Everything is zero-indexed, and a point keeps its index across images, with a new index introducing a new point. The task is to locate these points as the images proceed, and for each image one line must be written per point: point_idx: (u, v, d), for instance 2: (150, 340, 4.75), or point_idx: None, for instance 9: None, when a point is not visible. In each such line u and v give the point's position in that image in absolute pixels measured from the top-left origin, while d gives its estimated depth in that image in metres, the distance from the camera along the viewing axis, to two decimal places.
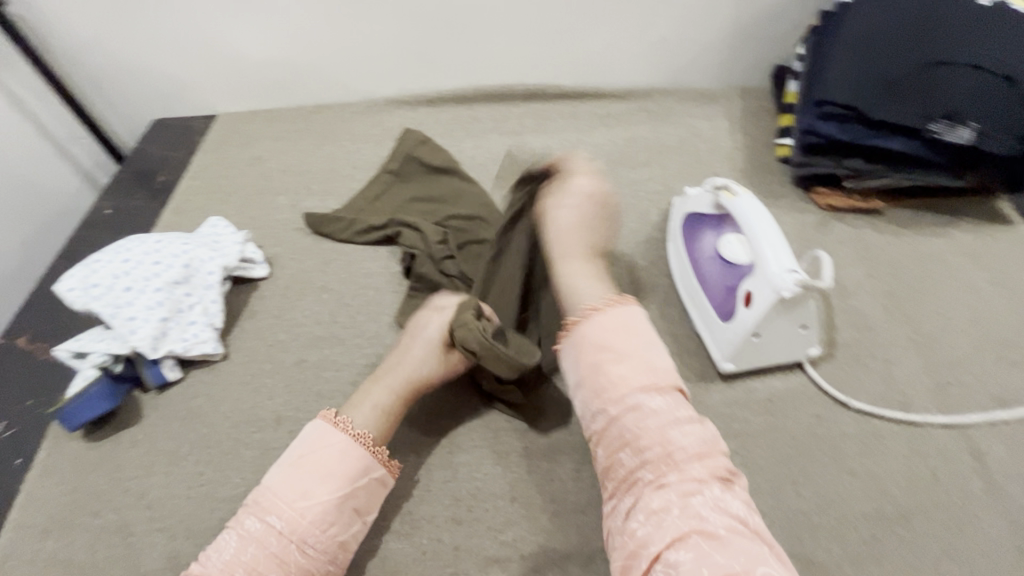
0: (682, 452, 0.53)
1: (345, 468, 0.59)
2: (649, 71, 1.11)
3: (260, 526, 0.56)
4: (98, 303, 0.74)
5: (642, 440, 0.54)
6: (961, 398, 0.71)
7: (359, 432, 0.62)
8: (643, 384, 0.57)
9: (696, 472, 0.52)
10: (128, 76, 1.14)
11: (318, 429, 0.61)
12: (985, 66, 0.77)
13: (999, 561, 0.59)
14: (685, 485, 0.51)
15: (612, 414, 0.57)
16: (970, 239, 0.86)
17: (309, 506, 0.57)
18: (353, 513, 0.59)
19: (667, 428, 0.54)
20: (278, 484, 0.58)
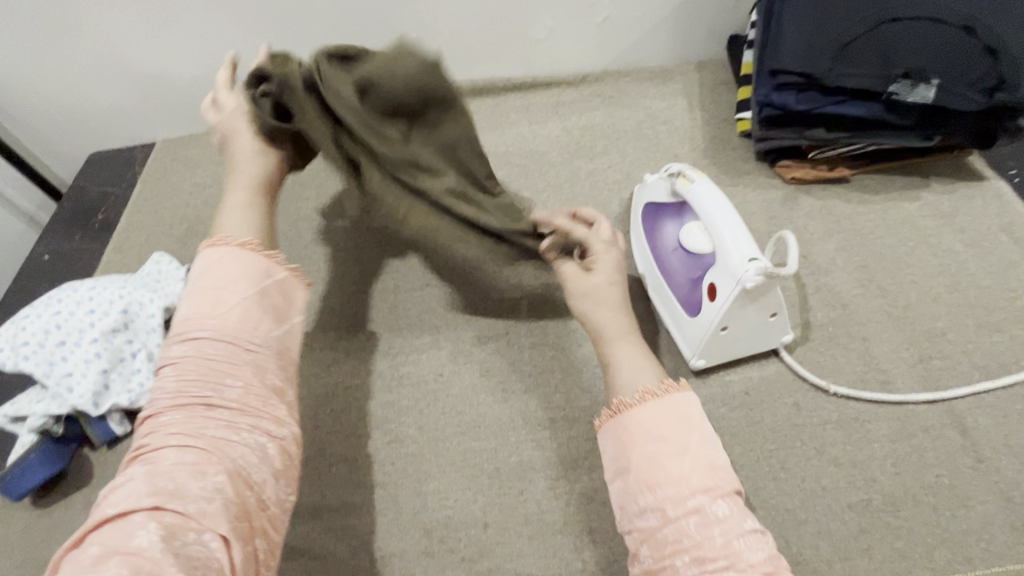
0: (703, 494, 0.48)
1: (242, 272, 0.57)
2: (600, 53, 1.06)
3: (185, 347, 0.53)
4: (30, 362, 0.70)
5: (664, 489, 0.49)
6: (944, 371, 0.68)
7: (243, 240, 0.60)
8: (661, 429, 0.52)
9: (721, 514, 0.47)
10: (54, 114, 1.08)
11: (206, 257, 0.58)
12: (942, 19, 0.73)
13: (992, 542, 0.57)
14: (711, 531, 0.47)
15: (635, 465, 0.52)
16: (942, 199, 0.82)
17: (228, 312, 0.54)
18: (272, 313, 0.57)
19: (689, 474, 0.49)
20: (190, 310, 0.55)
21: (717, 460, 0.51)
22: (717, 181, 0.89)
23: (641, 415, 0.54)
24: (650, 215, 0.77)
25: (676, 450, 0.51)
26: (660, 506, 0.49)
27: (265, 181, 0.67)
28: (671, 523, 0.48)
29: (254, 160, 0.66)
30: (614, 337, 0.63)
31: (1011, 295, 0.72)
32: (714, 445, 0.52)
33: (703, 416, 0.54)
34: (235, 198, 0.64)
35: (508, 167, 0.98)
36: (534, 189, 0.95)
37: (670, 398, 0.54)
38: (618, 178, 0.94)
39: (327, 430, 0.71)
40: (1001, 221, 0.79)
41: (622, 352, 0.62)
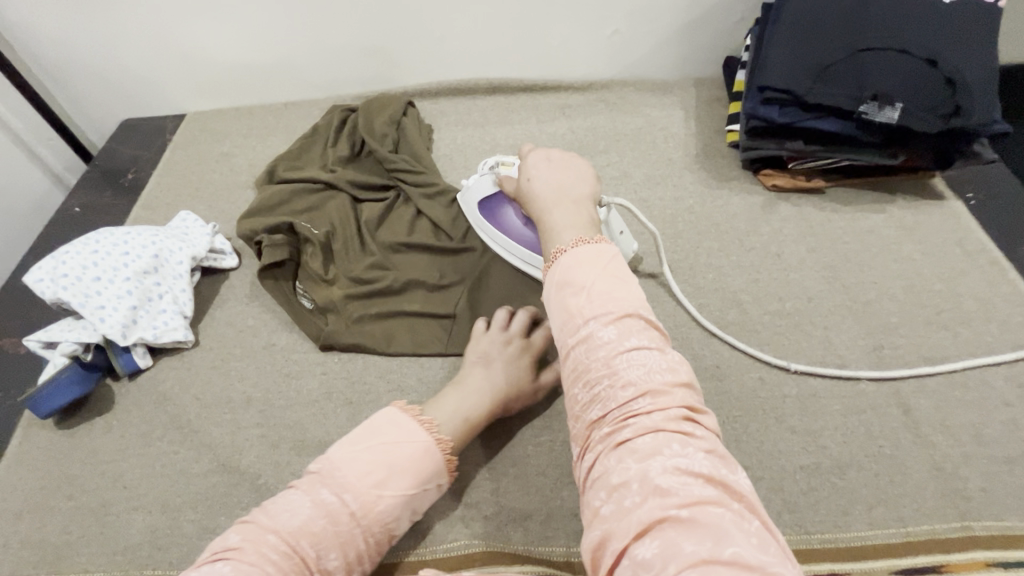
0: (596, 321, 0.48)
1: (422, 468, 0.58)
2: (606, 62, 1.15)
3: (338, 502, 0.54)
4: (68, 293, 0.76)
5: (565, 324, 0.50)
6: (893, 358, 0.76)
7: (441, 437, 0.61)
8: (567, 274, 0.52)
9: (611, 340, 0.47)
10: (95, 79, 1.16)
11: (398, 417, 0.60)
12: (909, 50, 0.82)
13: (924, 503, 0.64)
14: (598, 359, 0.47)
15: (553, 310, 0.52)
16: (905, 213, 0.91)
17: (383, 497, 0.56)
18: (410, 512, 0.59)
19: (584, 308, 0.49)
20: (357, 463, 0.56)
21: (625, 320, 0.48)
22: (706, 184, 0.98)
23: (561, 261, 0.54)
24: (482, 207, 0.86)
25: (580, 290, 0.51)
26: (564, 339, 0.50)
27: (502, 396, 0.69)
28: (571, 358, 0.49)
29: (500, 377, 0.70)
30: (545, 205, 0.63)
31: (957, 300, 0.81)
32: (623, 297, 0.50)
33: (612, 266, 0.52)
34: (468, 411, 0.66)
35: None
36: None
37: (579, 250, 0.54)
38: (616, 175, 1.02)
39: (333, 375, 0.79)
40: (955, 235, 0.88)
41: (557, 221, 0.60)
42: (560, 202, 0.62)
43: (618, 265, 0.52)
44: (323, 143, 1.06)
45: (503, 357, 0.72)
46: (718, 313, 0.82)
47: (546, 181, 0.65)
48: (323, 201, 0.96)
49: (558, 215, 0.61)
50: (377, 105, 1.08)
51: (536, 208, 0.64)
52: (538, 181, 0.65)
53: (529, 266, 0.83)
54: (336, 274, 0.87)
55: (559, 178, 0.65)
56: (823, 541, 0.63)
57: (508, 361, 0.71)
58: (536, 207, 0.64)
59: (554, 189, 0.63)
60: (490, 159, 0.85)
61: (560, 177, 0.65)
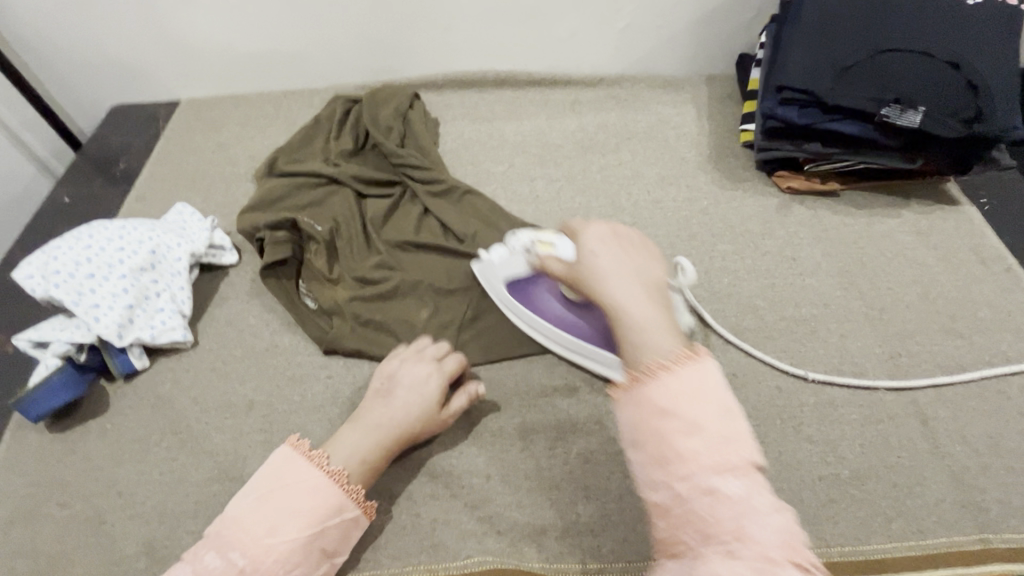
0: (714, 472, 0.42)
1: (315, 506, 0.58)
2: (618, 57, 1.12)
3: (222, 564, 0.54)
4: (59, 291, 0.73)
5: (672, 466, 0.43)
6: (910, 367, 0.75)
7: (335, 469, 0.61)
8: (675, 402, 0.44)
9: (737, 498, 0.41)
10: (83, 63, 1.11)
11: (287, 457, 0.60)
12: (932, 53, 0.80)
13: (943, 516, 0.64)
14: (721, 514, 0.41)
15: (647, 439, 0.45)
16: (920, 218, 0.90)
17: (277, 545, 0.55)
18: (322, 553, 0.58)
19: (699, 454, 0.43)
20: (245, 513, 0.57)
21: (729, 446, 0.43)
22: (719, 185, 0.96)
23: (660, 383, 0.46)
24: (512, 289, 0.77)
25: (693, 429, 0.43)
26: (668, 481, 0.43)
27: (409, 430, 0.66)
28: (680, 506, 0.43)
29: (407, 412, 0.66)
30: (622, 300, 0.53)
31: (972, 307, 0.80)
32: (729, 421, 0.44)
33: (716, 386, 0.46)
34: (366, 452, 0.64)
35: (525, 156, 1.04)
36: (548, 177, 1.00)
37: (685, 370, 0.46)
38: (627, 174, 1.00)
39: (339, 379, 0.77)
40: (970, 242, 0.87)
41: (634, 315, 0.51)
42: (641, 297, 0.52)
43: (727, 396, 0.45)
44: (325, 135, 1.02)
45: (407, 387, 0.68)
46: (734, 319, 0.80)
47: (613, 263, 0.55)
48: (326, 196, 0.92)
49: (639, 313, 0.51)
50: (381, 97, 1.05)
51: (606, 301, 0.54)
52: (604, 261, 0.55)
53: (576, 354, 0.75)
54: (341, 273, 0.84)
55: (628, 268, 0.55)
56: (843, 554, 0.62)
57: (403, 397, 0.67)
58: (607, 295, 0.54)
59: (620, 275, 0.54)
60: (517, 235, 0.77)
61: (629, 267, 0.55)
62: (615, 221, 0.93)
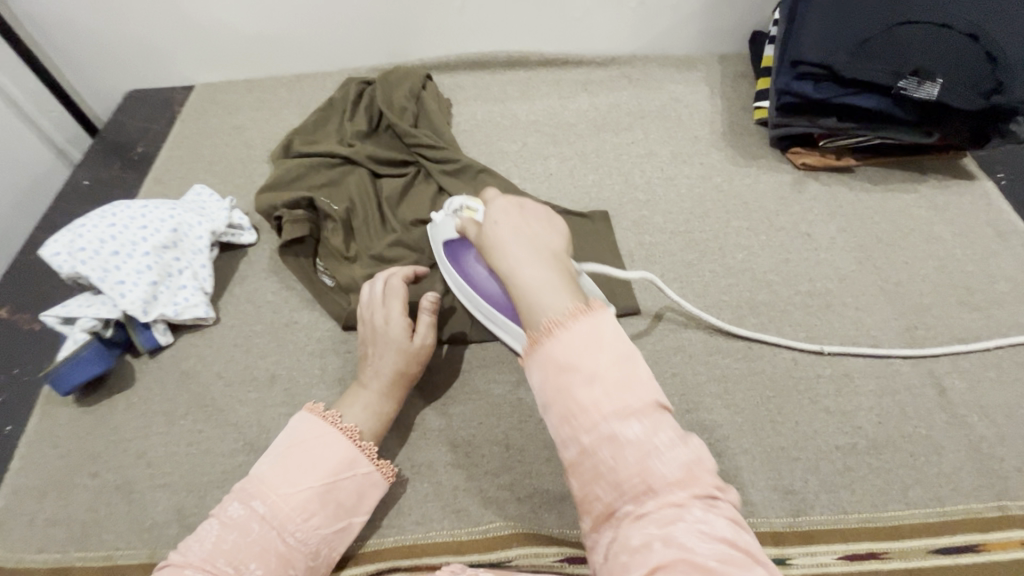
0: (616, 417, 0.43)
1: (332, 459, 0.61)
2: (630, 36, 1.12)
3: (244, 513, 0.56)
4: (86, 267, 0.74)
5: (578, 421, 0.43)
6: (927, 338, 0.75)
7: (347, 426, 0.63)
8: (569, 357, 0.44)
9: (636, 438, 0.42)
10: (99, 48, 1.12)
11: (307, 419, 0.63)
12: (951, 25, 0.80)
13: (959, 483, 0.64)
14: (625, 459, 0.42)
15: (550, 399, 0.44)
16: (937, 193, 0.90)
17: (296, 494, 0.57)
18: (338, 506, 0.60)
19: (601, 404, 0.43)
20: (269, 471, 0.58)
21: (630, 390, 0.43)
22: (733, 162, 0.96)
23: (556, 339, 0.45)
24: (448, 250, 0.75)
25: (590, 378, 0.43)
26: (576, 437, 0.44)
27: (403, 375, 0.68)
28: (590, 459, 0.43)
29: (386, 360, 0.68)
30: (516, 262, 0.51)
31: (990, 280, 0.80)
32: (626, 361, 0.44)
33: (614, 334, 0.45)
34: (367, 402, 0.67)
35: (538, 135, 1.04)
36: (562, 157, 1.01)
37: (579, 323, 0.45)
38: (641, 152, 1.00)
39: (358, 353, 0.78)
40: (987, 216, 0.87)
41: (528, 272, 0.50)
42: (539, 257, 0.51)
43: (623, 341, 0.45)
44: (339, 117, 1.02)
45: (386, 332, 0.69)
46: (749, 292, 0.81)
47: (513, 231, 0.53)
48: (342, 176, 0.93)
49: (531, 273, 0.50)
50: (395, 78, 1.05)
51: (502, 266, 0.52)
52: (502, 228, 0.54)
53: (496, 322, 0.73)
54: (358, 250, 0.85)
55: (528, 233, 0.53)
56: (861, 520, 0.63)
57: (389, 342, 0.69)
58: (503, 265, 0.52)
59: (518, 237, 0.53)
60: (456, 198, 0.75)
61: (530, 229, 0.54)
62: (629, 198, 0.94)
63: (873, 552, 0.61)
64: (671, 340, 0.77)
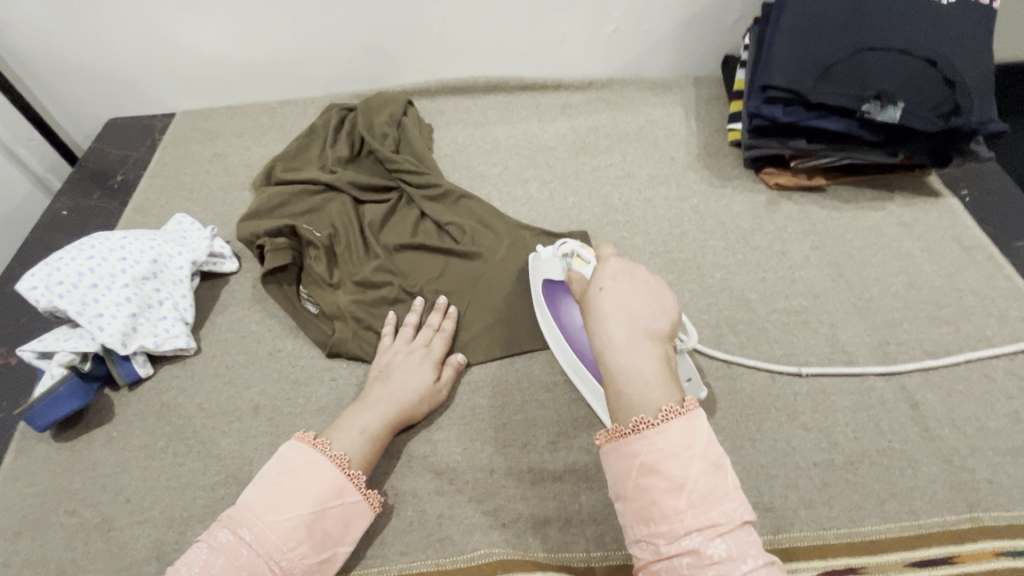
0: (700, 534, 0.46)
1: (319, 487, 0.60)
2: (607, 60, 1.15)
3: (232, 540, 0.56)
4: (63, 301, 0.73)
5: (654, 520, 0.48)
6: (898, 354, 0.77)
7: (337, 453, 0.63)
8: (659, 460, 0.48)
9: (698, 542, 0.46)
10: (79, 77, 1.12)
11: (297, 447, 0.63)
12: (910, 50, 0.83)
13: (933, 496, 0.66)
14: (696, 549, 0.46)
15: (627, 496, 0.50)
16: (904, 210, 0.93)
17: (284, 522, 0.57)
18: (324, 535, 0.59)
19: (676, 502, 0.47)
20: (257, 497, 0.58)
21: (715, 492, 0.47)
22: (709, 182, 0.99)
23: (648, 442, 0.49)
24: (548, 289, 0.77)
25: (667, 477, 0.48)
26: (652, 539, 0.48)
27: (408, 409, 0.70)
28: (662, 559, 0.47)
29: (407, 386, 0.71)
30: (616, 343, 0.53)
31: (957, 294, 0.83)
32: (712, 470, 0.48)
33: (701, 446, 0.49)
34: (369, 423, 0.67)
35: (519, 158, 1.06)
36: (542, 179, 1.02)
37: (671, 425, 0.49)
38: (619, 174, 1.02)
39: (342, 381, 0.78)
40: (952, 231, 0.90)
41: (627, 356, 0.53)
42: (643, 337, 0.54)
43: (713, 449, 0.49)
44: (321, 144, 1.03)
45: (403, 367, 0.73)
46: (727, 310, 0.82)
47: (622, 316, 0.55)
48: (324, 203, 0.94)
49: (630, 361, 0.52)
50: (376, 105, 1.06)
51: (602, 340, 0.54)
52: (612, 299, 0.56)
53: (572, 372, 0.75)
54: (342, 276, 0.85)
55: (633, 305, 0.55)
56: (839, 536, 0.64)
57: (402, 375, 0.72)
58: (603, 341, 0.54)
59: (627, 325, 0.54)
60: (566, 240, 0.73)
61: (637, 302, 0.55)
62: (609, 220, 0.95)
63: (850, 567, 0.62)
64: None
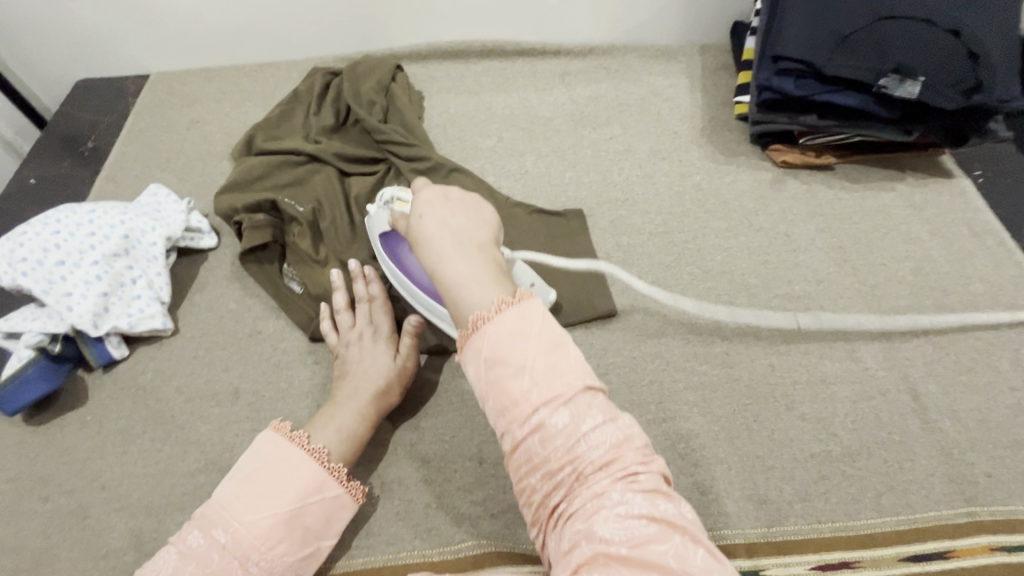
0: (546, 408, 0.42)
1: (296, 483, 0.58)
2: (609, 25, 1.08)
3: (205, 542, 0.54)
4: (28, 279, 0.69)
5: (511, 412, 0.43)
6: (902, 344, 0.75)
7: (315, 448, 0.60)
8: (498, 369, 0.44)
9: (567, 425, 0.42)
10: (41, 33, 1.04)
11: (272, 441, 0.60)
12: (934, 20, 0.78)
13: (931, 490, 0.65)
14: (553, 445, 0.42)
15: (484, 393, 0.44)
16: (915, 192, 0.89)
17: (260, 522, 0.55)
18: (303, 532, 0.57)
19: (529, 393, 0.42)
20: (229, 497, 0.56)
21: (559, 367, 0.43)
22: (713, 159, 0.94)
23: (485, 337, 0.44)
24: (387, 243, 0.74)
25: (518, 371, 0.43)
26: (510, 429, 0.43)
27: (376, 393, 0.67)
28: (521, 448, 0.43)
29: (371, 372, 0.68)
30: (442, 253, 0.49)
31: (965, 282, 0.80)
32: (558, 353, 0.44)
33: (542, 331, 0.44)
34: (344, 421, 0.64)
35: (514, 130, 1.00)
36: (538, 153, 0.97)
37: (504, 317, 0.45)
38: (619, 148, 0.97)
39: (326, 366, 0.75)
40: (964, 215, 0.86)
41: (450, 265, 0.48)
42: (462, 243, 0.49)
43: (554, 331, 0.45)
44: (304, 111, 0.97)
45: (366, 354, 0.69)
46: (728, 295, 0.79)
47: (443, 224, 0.51)
48: (307, 176, 0.88)
49: (463, 267, 0.48)
50: (363, 69, 1.00)
51: (430, 258, 0.50)
52: (434, 223, 0.51)
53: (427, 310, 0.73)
54: (326, 255, 0.80)
55: (461, 224, 0.50)
56: (835, 529, 0.63)
57: (366, 361, 0.69)
58: (432, 258, 0.49)
59: (448, 228, 0.50)
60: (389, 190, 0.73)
61: (462, 220, 0.51)
62: (607, 197, 0.91)
63: (845, 561, 0.61)
64: (649, 347, 0.75)
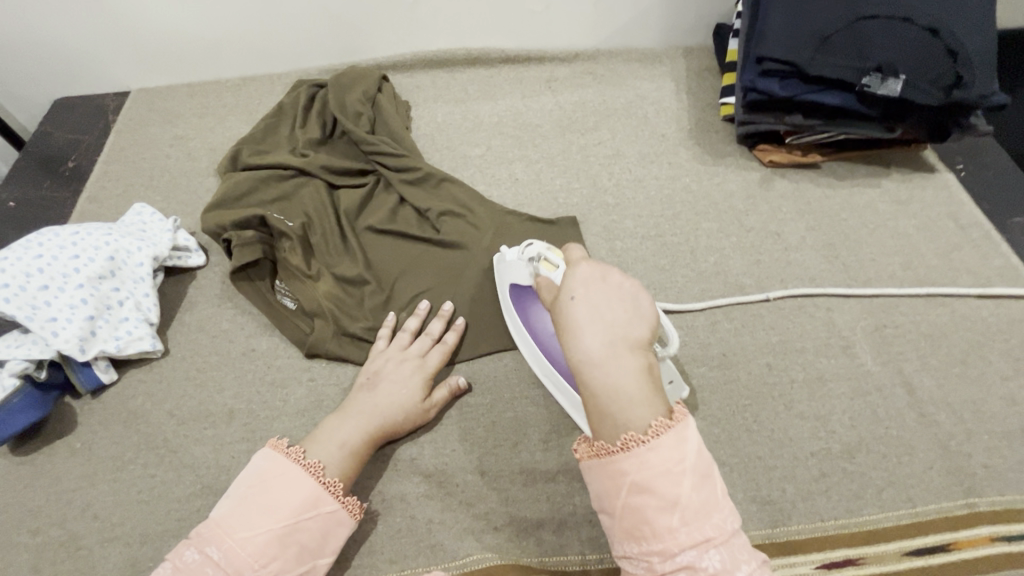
0: (690, 549, 0.42)
1: (291, 498, 0.57)
2: (594, 31, 1.08)
3: (199, 559, 0.52)
4: (10, 305, 0.67)
5: (645, 539, 0.44)
6: (895, 339, 0.75)
7: (312, 463, 0.60)
8: (650, 478, 0.44)
9: (687, 540, 0.42)
10: (17, 53, 1.02)
11: (270, 457, 0.59)
12: (911, 19, 0.79)
13: (930, 483, 0.65)
14: (677, 542, 0.43)
15: (619, 518, 0.45)
16: (900, 187, 0.90)
17: (255, 538, 0.54)
18: (298, 549, 0.56)
19: (670, 524, 0.43)
20: (224, 512, 0.55)
21: (683, 481, 0.44)
22: (701, 161, 0.95)
23: (632, 459, 0.44)
24: (515, 292, 0.71)
25: (660, 505, 0.43)
26: (638, 554, 0.45)
27: (393, 421, 0.66)
28: (640, 523, 0.44)
29: (393, 398, 0.67)
30: (591, 353, 0.46)
31: (953, 275, 0.81)
32: (700, 481, 0.44)
33: (688, 456, 0.44)
34: (348, 437, 0.63)
35: (503, 137, 1.00)
36: (527, 160, 0.97)
37: (662, 442, 0.44)
38: (608, 153, 0.97)
39: (322, 382, 0.74)
40: (949, 209, 0.88)
41: (602, 371, 0.45)
42: (620, 343, 0.46)
43: (704, 461, 0.45)
44: (290, 124, 0.96)
45: (392, 378, 0.69)
46: (722, 296, 0.79)
47: (589, 308, 0.47)
48: (296, 189, 0.87)
49: (611, 380, 0.45)
50: (349, 81, 0.99)
51: (571, 351, 0.47)
52: (586, 310, 0.47)
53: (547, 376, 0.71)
54: (318, 269, 0.79)
55: (610, 315, 0.47)
56: (837, 527, 0.63)
57: (391, 385, 0.68)
58: (578, 354, 0.46)
59: (597, 321, 0.47)
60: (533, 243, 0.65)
61: (610, 315, 0.47)
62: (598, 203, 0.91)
63: (849, 558, 0.62)
64: None
